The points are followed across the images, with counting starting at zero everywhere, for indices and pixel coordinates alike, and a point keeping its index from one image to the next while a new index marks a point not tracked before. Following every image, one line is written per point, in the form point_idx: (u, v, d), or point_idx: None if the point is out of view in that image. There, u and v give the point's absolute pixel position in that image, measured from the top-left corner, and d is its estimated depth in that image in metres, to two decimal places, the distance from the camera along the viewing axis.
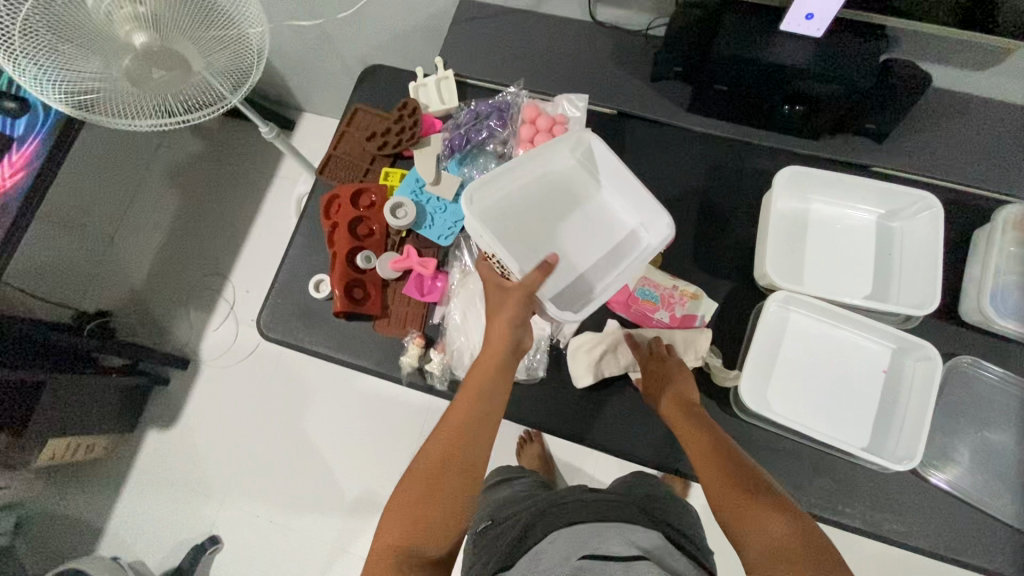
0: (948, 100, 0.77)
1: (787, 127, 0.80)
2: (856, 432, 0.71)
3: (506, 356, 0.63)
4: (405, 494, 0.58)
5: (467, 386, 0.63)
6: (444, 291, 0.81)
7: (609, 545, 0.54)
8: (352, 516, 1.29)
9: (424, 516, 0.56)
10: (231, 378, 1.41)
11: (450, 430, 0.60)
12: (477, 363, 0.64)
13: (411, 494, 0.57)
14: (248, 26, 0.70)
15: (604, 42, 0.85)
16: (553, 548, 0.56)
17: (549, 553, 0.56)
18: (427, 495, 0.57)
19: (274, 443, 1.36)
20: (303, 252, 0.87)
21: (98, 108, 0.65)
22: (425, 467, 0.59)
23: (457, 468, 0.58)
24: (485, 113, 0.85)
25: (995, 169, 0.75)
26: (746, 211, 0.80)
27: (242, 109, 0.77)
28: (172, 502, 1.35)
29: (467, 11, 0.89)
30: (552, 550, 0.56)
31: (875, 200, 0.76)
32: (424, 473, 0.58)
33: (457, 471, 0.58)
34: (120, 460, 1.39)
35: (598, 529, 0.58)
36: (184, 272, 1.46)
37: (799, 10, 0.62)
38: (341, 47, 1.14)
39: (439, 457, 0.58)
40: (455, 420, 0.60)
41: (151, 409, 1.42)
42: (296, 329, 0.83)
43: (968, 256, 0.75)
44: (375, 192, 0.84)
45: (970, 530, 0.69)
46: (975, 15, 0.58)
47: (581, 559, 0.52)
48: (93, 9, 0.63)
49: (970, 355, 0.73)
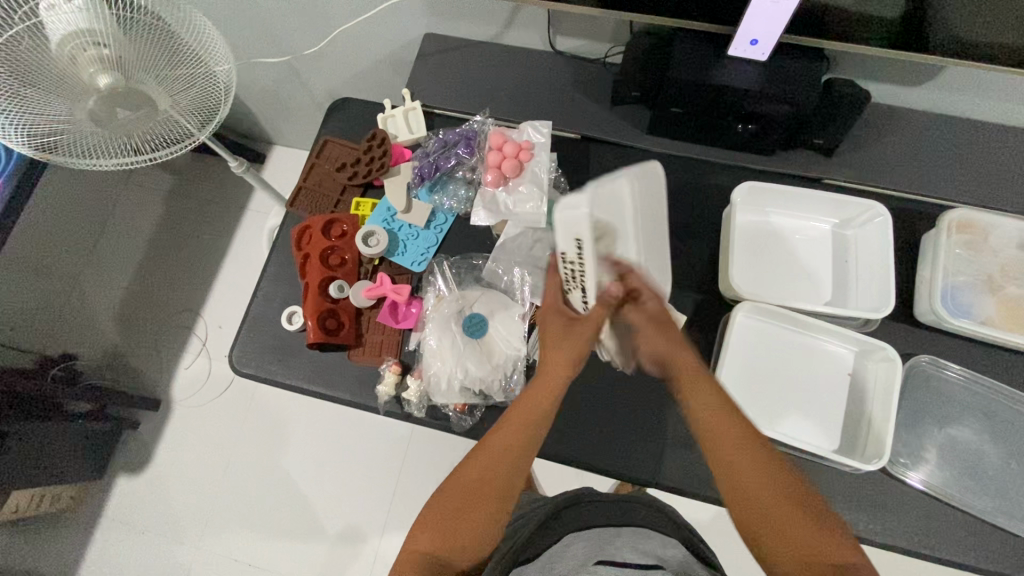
0: (886, 115, 0.82)
1: (742, 145, 0.83)
2: (826, 435, 0.73)
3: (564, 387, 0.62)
4: (439, 506, 0.58)
5: (525, 406, 0.61)
6: (419, 317, 0.81)
7: (627, 555, 0.55)
8: (335, 553, 1.25)
9: (455, 532, 0.56)
10: (205, 416, 1.38)
11: (495, 450, 0.59)
12: (537, 385, 0.62)
13: (447, 507, 0.58)
14: (215, 64, 0.72)
15: (564, 70, 0.89)
16: (570, 552, 0.58)
17: (565, 558, 0.57)
18: (464, 510, 0.57)
19: (251, 481, 1.32)
20: (275, 285, 0.87)
21: (63, 150, 0.64)
22: (464, 484, 0.58)
23: (496, 486, 0.58)
24: (453, 141, 0.86)
25: (936, 176, 0.80)
26: (709, 226, 0.83)
27: (209, 145, 0.77)
28: (143, 551, 1.30)
29: (431, 44, 0.92)
30: (568, 554, 0.57)
31: (828, 210, 0.80)
32: (461, 487, 0.58)
33: (496, 489, 0.58)
34: (87, 509, 1.33)
35: (614, 534, 0.59)
36: (155, 309, 1.43)
37: (744, 36, 0.66)
38: (310, 82, 1.17)
39: (479, 474, 0.58)
40: (509, 440, 0.59)
41: (121, 453, 1.37)
42: (270, 362, 0.82)
43: (919, 259, 0.78)
44: (347, 221, 0.85)
45: (944, 526, 0.70)
46: (908, 38, 0.63)
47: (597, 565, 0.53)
48: (56, 53, 0.63)
49: (928, 355, 0.75)
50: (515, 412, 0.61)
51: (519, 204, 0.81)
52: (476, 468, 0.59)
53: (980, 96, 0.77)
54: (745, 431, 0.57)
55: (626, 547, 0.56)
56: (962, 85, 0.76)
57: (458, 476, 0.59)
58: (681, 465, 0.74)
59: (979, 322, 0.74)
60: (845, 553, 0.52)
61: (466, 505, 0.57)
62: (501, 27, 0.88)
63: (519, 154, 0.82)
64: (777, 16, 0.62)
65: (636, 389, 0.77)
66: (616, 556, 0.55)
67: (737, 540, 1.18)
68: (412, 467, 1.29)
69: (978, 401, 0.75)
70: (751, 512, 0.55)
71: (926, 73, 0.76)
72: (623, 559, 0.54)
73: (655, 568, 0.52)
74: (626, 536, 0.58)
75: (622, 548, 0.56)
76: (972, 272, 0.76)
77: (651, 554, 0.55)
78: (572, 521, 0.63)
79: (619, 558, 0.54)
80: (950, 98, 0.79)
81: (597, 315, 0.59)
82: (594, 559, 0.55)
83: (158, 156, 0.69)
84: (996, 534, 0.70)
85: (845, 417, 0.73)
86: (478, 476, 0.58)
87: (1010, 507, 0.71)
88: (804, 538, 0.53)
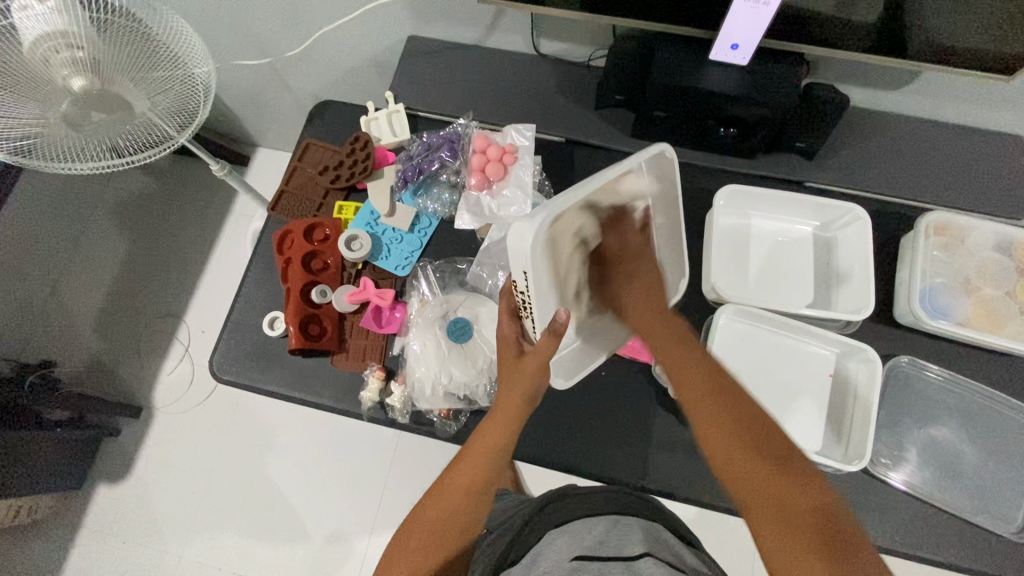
0: (864, 119, 0.83)
1: (725, 149, 0.84)
2: (808, 437, 0.73)
3: (522, 409, 0.63)
4: (403, 545, 0.56)
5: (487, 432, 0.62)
6: (403, 322, 0.81)
7: (607, 548, 0.53)
8: (321, 560, 1.24)
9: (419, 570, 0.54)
10: (188, 422, 1.36)
11: (456, 485, 0.59)
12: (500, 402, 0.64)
13: (407, 561, 0.55)
14: (194, 65, 0.71)
15: (547, 73, 0.89)
16: (553, 549, 0.56)
17: (546, 555, 0.56)
18: (430, 548, 0.55)
19: (235, 488, 1.30)
20: (257, 290, 0.85)
21: (38, 153, 0.62)
22: (428, 522, 0.57)
23: (458, 522, 0.57)
24: (437, 145, 0.86)
25: (912, 178, 0.81)
26: (692, 229, 0.84)
27: (191, 149, 0.76)
28: (124, 562, 1.27)
29: (414, 47, 0.91)
30: (550, 552, 0.56)
31: (809, 213, 0.81)
32: (426, 527, 0.57)
33: (460, 527, 0.57)
34: (65, 520, 1.30)
35: (595, 524, 0.58)
36: (135, 315, 1.40)
37: (725, 41, 0.67)
38: (292, 84, 1.15)
39: (444, 513, 0.57)
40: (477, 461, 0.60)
41: (99, 462, 1.34)
42: (251, 369, 0.81)
43: (897, 262, 0.79)
44: (329, 226, 0.84)
45: (925, 525, 0.71)
46: (885, 42, 0.63)
47: (575, 561, 0.52)
48: (31, 58, 0.62)
49: (907, 355, 0.76)
50: (473, 449, 0.61)
51: (502, 208, 0.82)
52: (441, 507, 0.58)
53: (955, 99, 0.79)
54: (710, 395, 0.55)
55: (609, 541, 0.55)
56: (938, 89, 0.77)
57: (424, 512, 0.58)
58: (666, 469, 0.74)
59: (956, 323, 0.75)
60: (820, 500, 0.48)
61: (429, 549, 0.55)
62: (485, 30, 0.88)
63: (503, 157, 0.82)
64: (757, 21, 0.62)
65: (620, 392, 0.77)
66: (599, 550, 0.53)
67: (724, 541, 1.19)
68: (399, 471, 1.28)
69: (958, 402, 0.76)
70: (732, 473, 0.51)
71: (902, 77, 0.77)
72: (604, 552, 0.53)
73: (640, 557, 0.51)
74: (607, 527, 0.57)
75: (604, 541, 0.55)
76: (949, 273, 0.78)
77: (634, 543, 0.54)
78: (555, 516, 0.62)
79: (602, 552, 0.53)
80: (927, 101, 0.80)
81: (546, 345, 0.61)
82: (573, 555, 0.53)
83: (138, 159, 0.67)
84: (979, 535, 0.71)
85: (826, 422, 0.74)
86: (442, 515, 0.57)
87: (987, 505, 0.72)
88: (781, 491, 0.48)
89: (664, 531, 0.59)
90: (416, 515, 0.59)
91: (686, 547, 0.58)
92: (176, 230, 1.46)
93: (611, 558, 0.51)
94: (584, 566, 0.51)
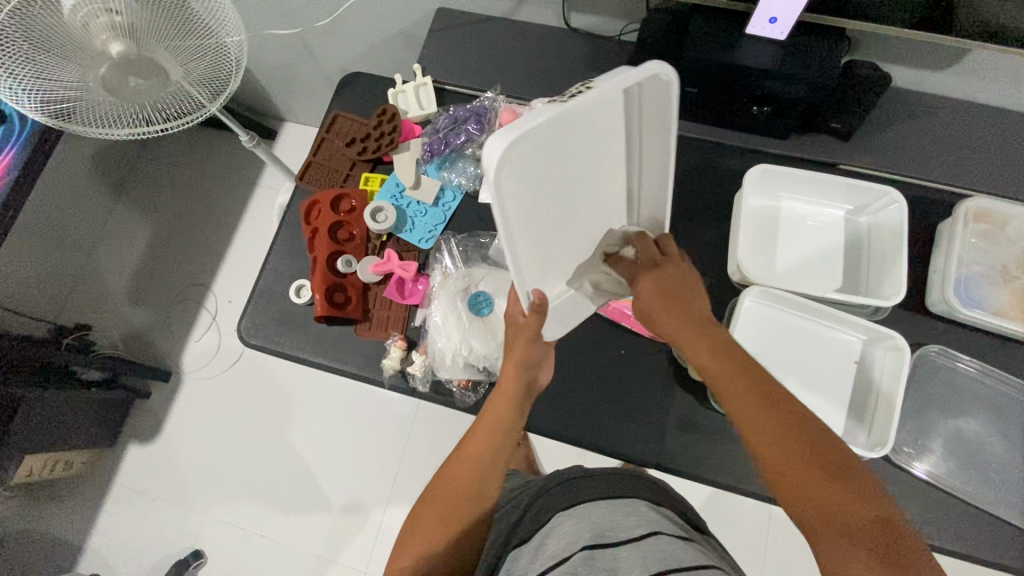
0: (904, 100, 0.80)
1: (756, 128, 0.82)
2: (829, 424, 0.72)
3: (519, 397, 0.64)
4: (421, 527, 0.57)
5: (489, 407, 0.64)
6: (425, 294, 0.82)
7: (617, 533, 0.53)
8: (338, 523, 1.28)
9: (439, 537, 0.56)
10: (213, 387, 1.40)
11: (468, 458, 0.60)
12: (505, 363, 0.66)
13: (429, 524, 0.57)
14: (226, 34, 0.71)
15: (577, 46, 0.87)
16: (561, 532, 0.56)
17: (556, 538, 0.55)
18: (446, 519, 0.57)
19: (258, 450, 1.34)
20: (284, 259, 0.87)
21: (77, 118, 0.65)
22: (444, 500, 0.58)
23: (466, 497, 0.58)
24: (463, 118, 0.86)
25: (950, 165, 0.78)
26: (719, 211, 0.82)
27: (225, 122, 0.76)
28: (155, 516, 1.33)
29: (443, 19, 0.91)
30: (559, 533, 0.56)
31: (842, 197, 0.79)
32: (444, 498, 0.58)
33: (471, 499, 0.58)
34: (100, 475, 1.36)
35: (605, 508, 0.58)
36: (165, 283, 1.44)
37: (763, 14, 0.64)
38: (320, 56, 1.16)
39: (456, 490, 0.58)
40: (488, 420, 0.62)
41: (131, 422, 1.39)
42: (278, 335, 0.83)
43: (933, 249, 0.77)
44: (355, 197, 0.85)
45: (947, 517, 0.70)
46: (932, 17, 0.60)
47: (585, 549, 0.51)
48: (70, 20, 0.62)
49: (937, 345, 0.75)
50: (479, 427, 0.63)
51: None
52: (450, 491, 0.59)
53: (1010, 84, 0.75)
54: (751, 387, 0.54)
55: (617, 524, 0.54)
56: (983, 72, 0.74)
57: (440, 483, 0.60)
58: (685, 448, 0.74)
59: (991, 313, 0.73)
60: (885, 511, 0.46)
61: (450, 519, 0.57)
62: (514, 4, 0.86)
63: None
64: None
65: (638, 370, 0.77)
66: (610, 536, 0.53)
67: (740, 523, 1.19)
68: (417, 442, 1.31)
69: (986, 393, 0.74)
70: (785, 479, 0.49)
71: (944, 59, 0.74)
72: (615, 538, 0.52)
73: (651, 540, 0.51)
74: (617, 511, 0.57)
75: (612, 525, 0.54)
76: (986, 263, 0.75)
77: (642, 528, 0.54)
78: (563, 499, 0.62)
79: (613, 538, 0.52)
80: (979, 85, 0.76)
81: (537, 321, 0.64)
82: (582, 539, 0.53)
83: (168, 129, 0.69)
84: (1004, 530, 0.69)
85: None
86: (453, 490, 0.58)
87: (1011, 499, 0.71)
88: (840, 503, 0.46)
89: (676, 519, 0.59)
90: (432, 493, 0.60)
91: (701, 537, 0.58)
92: (205, 200, 1.49)
93: (622, 544, 0.51)
94: (598, 554, 0.50)
